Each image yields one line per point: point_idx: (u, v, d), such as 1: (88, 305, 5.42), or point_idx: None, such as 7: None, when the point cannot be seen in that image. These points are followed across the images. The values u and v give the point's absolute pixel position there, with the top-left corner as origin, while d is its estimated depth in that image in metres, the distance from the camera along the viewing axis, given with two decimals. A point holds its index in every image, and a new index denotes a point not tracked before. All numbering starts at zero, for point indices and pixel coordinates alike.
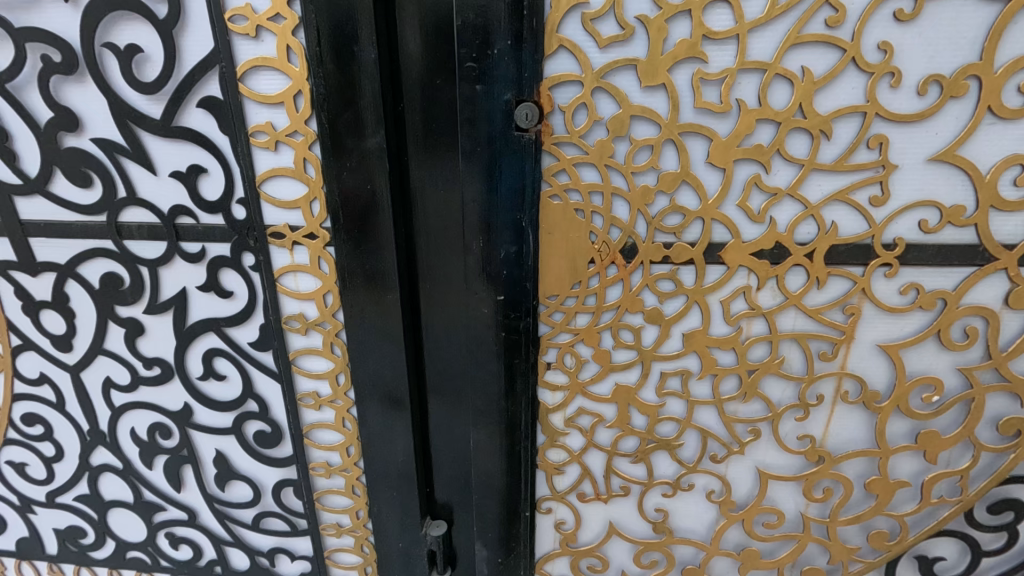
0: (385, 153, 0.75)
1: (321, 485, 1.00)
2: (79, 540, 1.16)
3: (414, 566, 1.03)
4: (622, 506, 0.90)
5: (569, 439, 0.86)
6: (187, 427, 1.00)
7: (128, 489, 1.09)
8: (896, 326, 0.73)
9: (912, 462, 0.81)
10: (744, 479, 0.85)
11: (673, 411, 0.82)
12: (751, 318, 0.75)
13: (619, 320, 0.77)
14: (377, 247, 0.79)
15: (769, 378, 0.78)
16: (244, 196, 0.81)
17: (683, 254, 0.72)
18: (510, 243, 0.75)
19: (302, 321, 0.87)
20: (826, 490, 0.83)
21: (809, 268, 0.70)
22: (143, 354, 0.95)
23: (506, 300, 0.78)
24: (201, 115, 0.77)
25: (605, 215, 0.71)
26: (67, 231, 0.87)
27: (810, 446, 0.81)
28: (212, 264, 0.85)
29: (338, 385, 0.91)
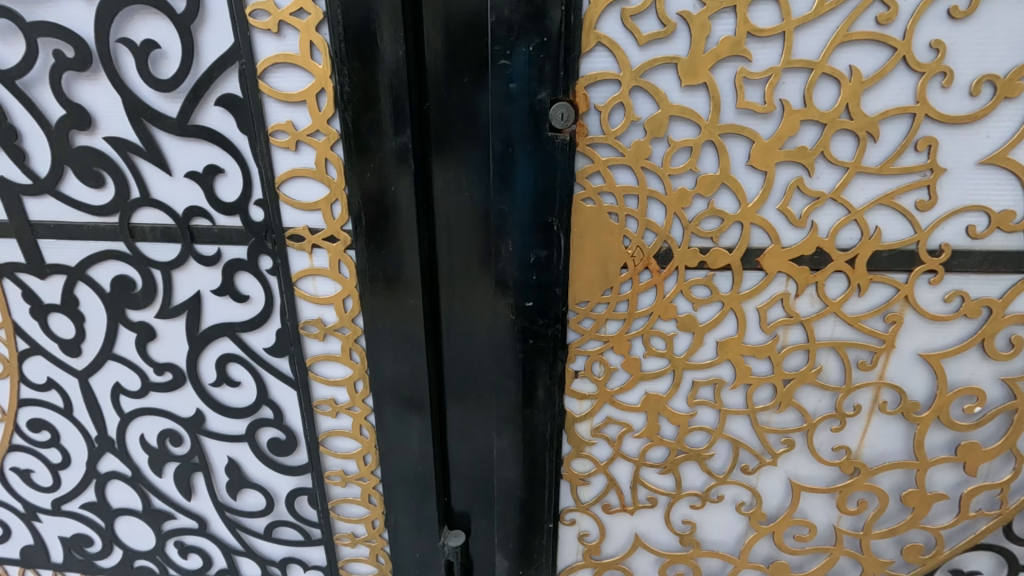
0: (411, 154, 0.72)
1: (336, 494, 0.97)
2: (85, 549, 1.13)
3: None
4: (648, 517, 0.87)
5: (595, 449, 0.84)
6: (199, 434, 0.97)
7: (136, 497, 1.06)
8: (939, 334, 0.71)
9: (950, 474, 0.78)
10: (775, 490, 0.83)
11: (704, 421, 0.80)
12: (789, 325, 0.72)
13: (651, 327, 0.75)
14: (400, 251, 0.77)
15: (805, 388, 0.76)
16: (262, 198, 0.78)
17: (720, 259, 0.69)
18: (539, 248, 0.72)
19: (320, 327, 0.84)
20: (861, 503, 0.81)
21: (850, 274, 0.68)
22: (155, 359, 0.92)
23: (533, 306, 0.76)
24: (219, 113, 0.75)
25: (640, 219, 0.69)
26: (77, 232, 0.84)
27: (845, 457, 0.78)
28: (229, 267, 0.82)
29: (356, 392, 0.88)
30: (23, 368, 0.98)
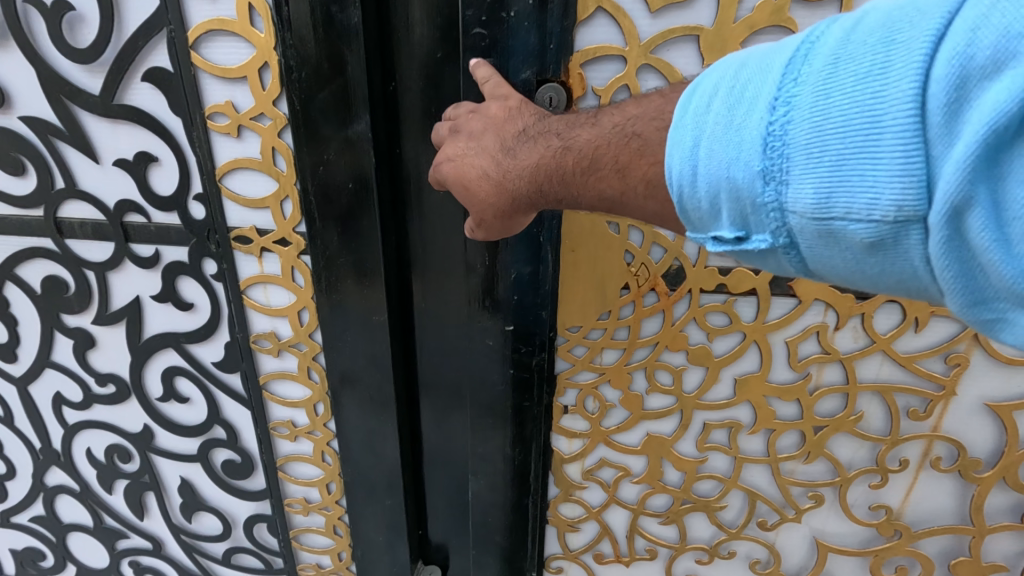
0: (374, 145, 0.60)
1: (299, 523, 0.87)
2: (38, 563, 1.04)
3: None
4: (647, 569, 0.80)
5: (586, 493, 0.76)
6: (148, 451, 0.87)
7: (87, 513, 0.96)
8: (1010, 382, 0.62)
9: (1010, 543, 0.69)
10: (795, 548, 0.76)
11: (716, 468, 0.72)
12: (824, 363, 0.63)
13: (656, 358, 0.66)
14: (365, 258, 0.66)
15: (840, 437, 0.67)
16: (203, 192, 0.66)
17: (743, 282, 0.60)
18: (524, 263, 0.62)
19: (273, 341, 0.73)
20: (899, 569, 0.73)
21: (907, 306, 0.59)
22: (95, 370, 0.82)
23: (515, 330, 0.66)
24: (148, 90, 0.63)
25: (646, 231, 0.59)
26: (2, 227, 0.73)
27: (885, 517, 0.70)
28: (168, 272, 0.71)
29: (316, 415, 0.77)
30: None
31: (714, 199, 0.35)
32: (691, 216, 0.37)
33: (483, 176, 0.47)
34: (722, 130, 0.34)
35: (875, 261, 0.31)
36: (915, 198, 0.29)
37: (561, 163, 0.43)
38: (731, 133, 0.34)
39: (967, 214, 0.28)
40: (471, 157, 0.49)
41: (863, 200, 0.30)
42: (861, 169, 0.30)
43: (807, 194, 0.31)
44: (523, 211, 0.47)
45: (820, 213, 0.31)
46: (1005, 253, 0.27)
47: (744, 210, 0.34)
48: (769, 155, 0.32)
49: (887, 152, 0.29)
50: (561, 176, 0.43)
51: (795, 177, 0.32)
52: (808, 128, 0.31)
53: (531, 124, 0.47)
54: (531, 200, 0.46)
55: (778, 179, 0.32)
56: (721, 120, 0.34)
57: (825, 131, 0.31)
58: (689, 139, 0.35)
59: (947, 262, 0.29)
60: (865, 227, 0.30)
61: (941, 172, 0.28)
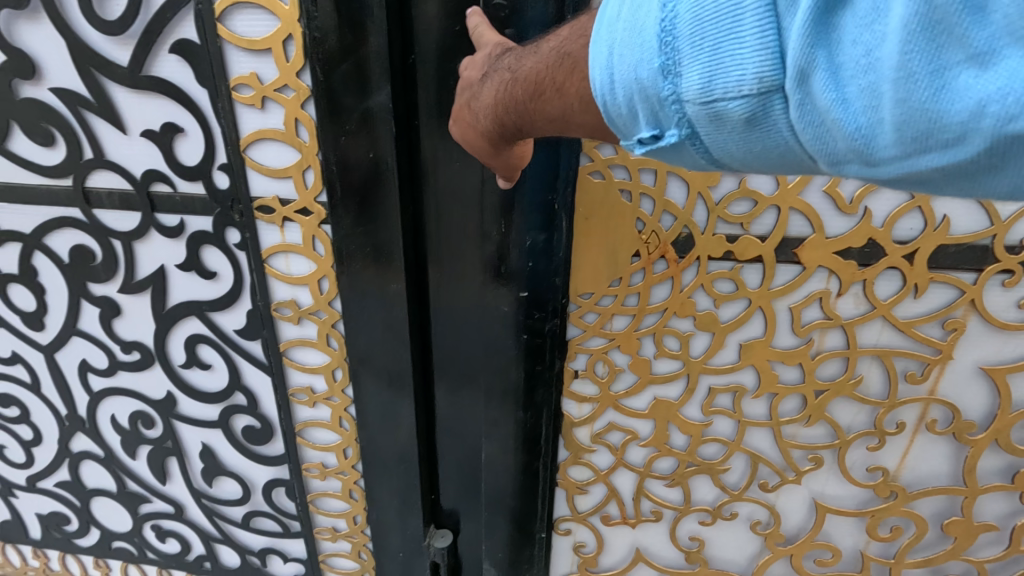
0: (393, 116, 0.62)
1: (316, 487, 0.90)
2: (63, 527, 1.07)
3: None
4: (651, 530, 0.84)
5: (595, 456, 0.80)
6: (171, 417, 0.90)
7: (111, 478, 0.99)
8: (1006, 346, 0.64)
9: (1003, 504, 0.73)
10: (795, 510, 0.79)
11: (719, 432, 0.75)
12: (827, 328, 0.66)
13: (664, 324, 0.69)
14: (383, 243, 0.69)
15: (840, 401, 0.70)
16: (227, 162, 0.68)
17: (750, 249, 0.63)
18: (538, 231, 0.65)
19: (295, 309, 0.75)
20: (894, 529, 0.77)
21: (906, 272, 0.61)
22: (121, 337, 0.84)
23: (529, 297, 0.68)
24: (175, 62, 0.65)
25: (656, 198, 0.62)
26: (31, 197, 0.76)
27: (881, 479, 0.74)
28: (193, 240, 0.73)
29: (335, 381, 0.80)
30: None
31: (630, 102, 0.38)
32: (618, 123, 0.40)
33: (472, 128, 0.53)
34: (629, 34, 0.36)
35: (756, 137, 0.34)
36: (771, 70, 0.31)
37: (512, 94, 0.47)
38: (633, 34, 0.36)
39: (812, 77, 0.30)
40: (463, 108, 0.54)
41: (734, 79, 0.32)
42: (732, 50, 0.32)
43: (693, 81, 0.33)
44: (506, 146, 0.52)
45: (704, 98, 0.33)
46: (848, 109, 0.30)
47: (653, 108, 0.37)
48: (663, 50, 0.34)
49: (749, 29, 0.31)
50: (514, 105, 0.47)
51: (685, 67, 0.34)
52: (689, 18, 0.33)
53: (492, 63, 0.50)
54: (502, 133, 0.50)
55: (673, 72, 0.35)
56: (627, 25, 0.36)
57: (702, 16, 0.32)
58: (605, 49, 0.37)
59: (808, 126, 0.32)
60: (740, 105, 0.33)
61: (790, 42, 0.30)
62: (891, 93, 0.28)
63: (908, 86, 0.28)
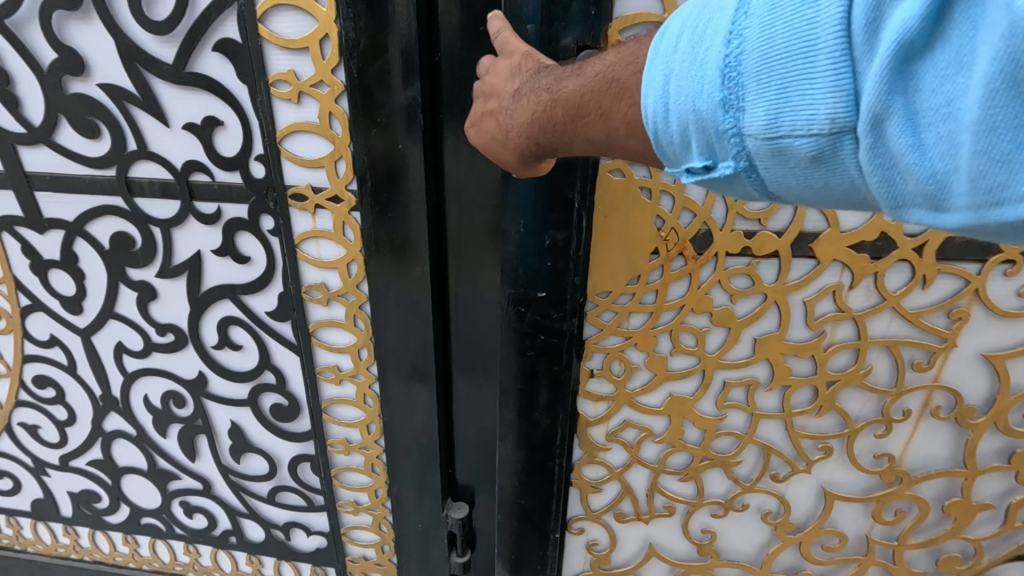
0: (422, 110, 0.66)
1: (339, 462, 0.94)
2: (93, 504, 1.11)
3: (433, 550, 0.98)
4: (664, 525, 0.90)
5: (610, 455, 0.85)
6: (202, 397, 0.94)
7: (141, 456, 1.03)
8: (1004, 334, 0.69)
9: (999, 484, 0.78)
10: (804, 499, 0.84)
11: (733, 425, 0.80)
12: (838, 321, 0.70)
13: (681, 321, 0.73)
14: (403, 240, 0.74)
15: (850, 391, 0.75)
16: (264, 153, 0.72)
17: (767, 244, 0.67)
18: (556, 230, 0.68)
19: (324, 291, 0.79)
20: (898, 513, 0.82)
21: (916, 264, 0.65)
22: (156, 320, 0.89)
23: (548, 297, 0.73)
24: (217, 60, 0.69)
25: (676, 196, 0.65)
26: (75, 186, 0.80)
27: (887, 465, 0.79)
28: (229, 227, 0.78)
29: (361, 360, 0.84)
30: (20, 325, 0.94)
31: (684, 132, 0.40)
32: (667, 151, 0.43)
33: (495, 136, 0.57)
34: (687, 65, 0.39)
35: (820, 173, 0.36)
36: (843, 111, 0.33)
37: (551, 113, 0.51)
38: (692, 65, 0.39)
39: (886, 122, 0.32)
40: (485, 119, 0.58)
41: (804, 118, 0.34)
42: (802, 90, 0.34)
43: (758, 117, 0.36)
44: (533, 162, 0.57)
45: (770, 133, 0.36)
46: (921, 156, 0.32)
47: (711, 139, 0.39)
48: (728, 85, 0.37)
49: (822, 70, 0.33)
50: (552, 126, 0.51)
51: (749, 103, 0.36)
52: (756, 55, 0.35)
53: (526, 80, 0.54)
54: (536, 151, 0.54)
55: (735, 107, 0.37)
56: (687, 56, 0.39)
57: (771, 54, 0.35)
58: (661, 77, 0.40)
59: (877, 169, 0.34)
60: (807, 142, 0.35)
61: (864, 86, 0.32)
62: (970, 144, 0.30)
63: (990, 139, 0.29)
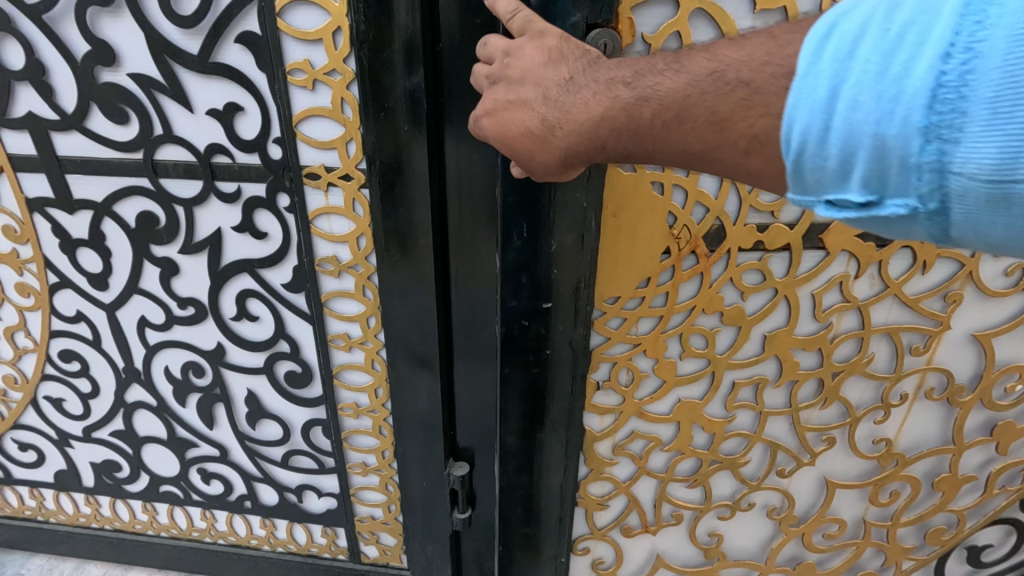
0: (425, 98, 0.64)
1: (348, 426, 0.87)
2: (58, 514, 1.02)
3: (435, 514, 0.91)
4: (671, 534, 0.92)
5: (616, 469, 0.85)
6: (221, 367, 0.85)
7: (108, 452, 0.95)
8: (990, 312, 0.75)
9: (981, 455, 0.86)
10: (806, 491, 0.89)
11: (741, 426, 0.83)
12: (844, 311, 0.74)
13: (692, 323, 0.74)
14: (406, 232, 0.71)
15: (853, 379, 0.80)
16: (280, 136, 0.69)
17: (780, 237, 0.68)
18: (567, 233, 0.68)
19: (335, 264, 0.75)
20: (892, 494, 0.88)
21: (917, 251, 0.69)
22: (177, 295, 0.80)
23: (552, 308, 0.73)
24: (239, 51, 0.66)
25: (690, 189, 0.66)
26: (104, 169, 0.74)
27: (884, 449, 0.85)
28: (248, 205, 0.73)
29: (370, 328, 0.79)
30: (46, 330, 0.85)
31: (847, 158, 0.37)
32: (807, 179, 0.39)
33: (525, 133, 0.52)
34: (871, 80, 0.35)
35: None
36: None
37: (638, 113, 0.46)
38: (881, 84, 0.35)
39: None
40: (508, 109, 0.53)
41: None
42: None
43: (981, 152, 0.33)
44: (571, 169, 0.53)
45: (997, 173, 0.33)
46: None
47: (892, 170, 0.36)
48: (941, 110, 0.33)
49: None
50: (636, 134, 0.46)
51: (969, 135, 0.33)
52: (993, 81, 0.32)
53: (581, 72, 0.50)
54: (602, 155, 0.50)
55: (946, 138, 0.34)
56: (872, 67, 0.35)
57: (1017, 80, 0.31)
58: (826, 88, 0.37)
59: None
60: None
61: None
62: None
63: None
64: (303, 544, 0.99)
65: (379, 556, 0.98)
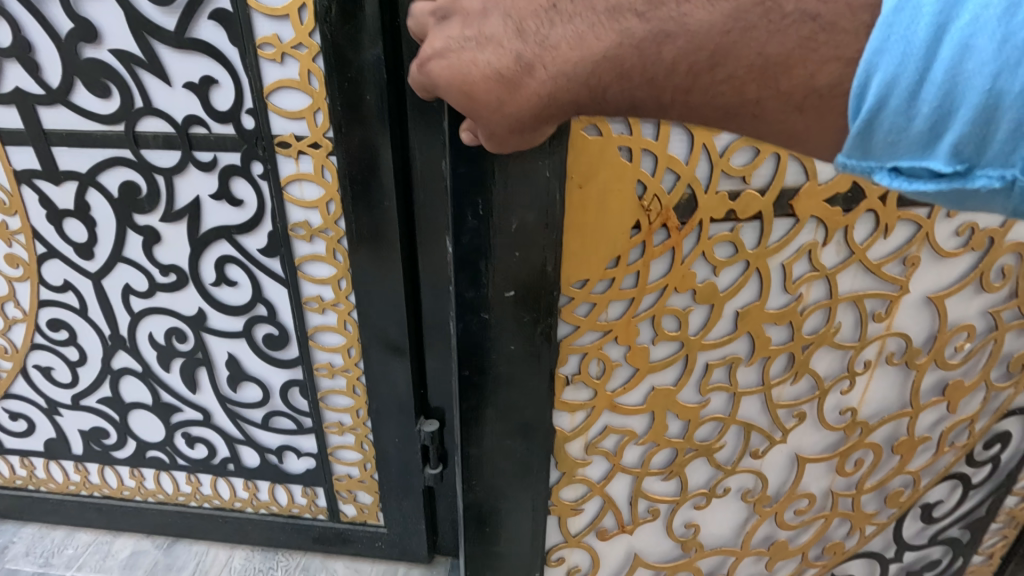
0: (386, 70, 0.65)
1: (324, 386, 0.90)
2: (47, 483, 1.05)
3: (408, 468, 0.94)
4: (648, 530, 0.93)
5: (590, 469, 0.86)
6: (202, 332, 0.88)
7: (95, 420, 0.98)
8: (944, 271, 0.76)
9: (934, 414, 0.89)
10: (777, 471, 0.92)
11: (716, 409, 0.84)
12: (813, 281, 0.74)
13: (664, 304, 0.73)
14: (375, 202, 0.74)
15: (822, 350, 0.81)
16: (252, 107, 0.73)
17: (751, 205, 0.67)
18: (528, 211, 0.65)
19: (306, 229, 0.78)
20: (857, 462, 0.91)
21: (880, 213, 0.70)
22: (159, 262, 0.83)
23: (517, 295, 0.71)
24: (213, 28, 0.69)
25: (660, 153, 0.64)
26: (88, 141, 0.77)
27: (851, 418, 0.86)
28: (224, 173, 0.76)
29: (341, 289, 0.82)
30: (35, 300, 0.88)
31: (937, 118, 0.31)
32: (876, 143, 0.33)
33: (491, 76, 0.43)
34: (994, 16, 0.29)
35: None
36: None
37: (657, 56, 0.38)
38: (1008, 23, 0.29)
39: None
40: (464, 52, 0.44)
41: None
42: None
43: None
44: (539, 125, 0.46)
45: None
46: None
47: (996, 134, 0.30)
48: None
49: None
50: (653, 85, 0.39)
51: None
52: None
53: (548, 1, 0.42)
54: (600, 107, 0.42)
55: None
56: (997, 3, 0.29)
57: None
58: (928, 24, 0.30)
59: None
60: None
61: None
62: None
63: None
64: (284, 505, 1.03)
65: (356, 514, 1.01)
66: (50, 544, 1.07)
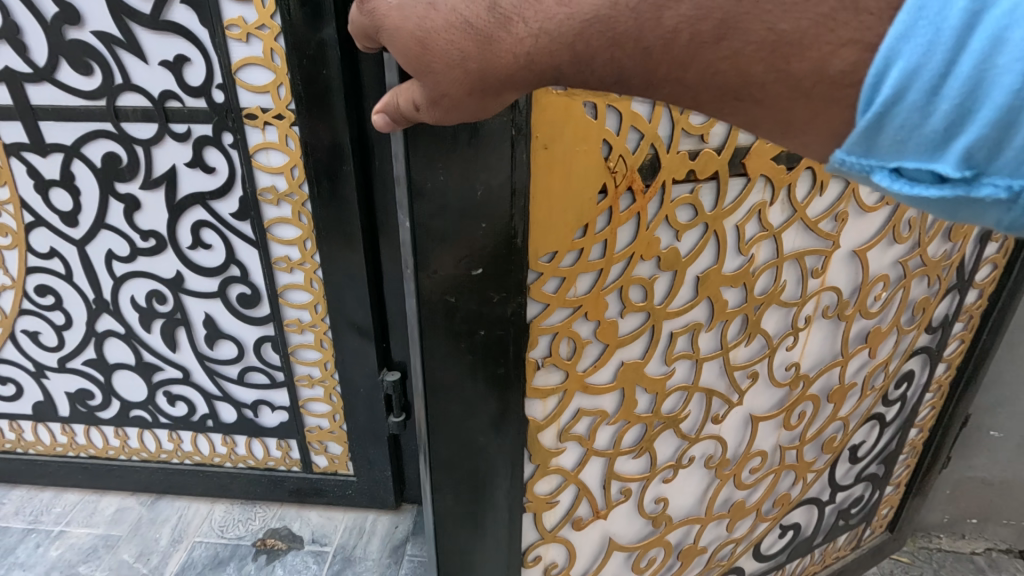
0: (340, 47, 0.72)
1: (294, 341, 0.97)
2: (36, 444, 1.11)
3: (374, 418, 1.02)
4: (620, 514, 0.86)
5: (564, 457, 0.75)
6: (180, 293, 0.94)
7: (80, 381, 1.04)
8: (866, 227, 0.82)
9: (859, 360, 0.96)
10: (734, 432, 0.91)
11: (681, 377, 0.79)
12: (762, 241, 0.72)
13: (632, 273, 0.65)
14: (334, 171, 0.82)
15: (771, 309, 0.80)
16: (222, 82, 0.79)
17: (709, 165, 0.62)
18: (492, 173, 0.56)
19: (274, 194, 0.85)
20: (801, 415, 0.95)
21: (817, 169, 0.71)
22: (139, 228, 0.90)
23: (483, 274, 0.60)
24: (186, 10, 0.75)
25: (624, 108, 0.56)
26: (72, 116, 0.83)
27: (795, 374, 0.89)
28: (198, 143, 0.83)
29: (306, 250, 0.89)
30: (23, 267, 0.94)
31: (954, 118, 0.28)
32: (883, 139, 0.29)
33: (460, 27, 0.37)
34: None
35: None
36: None
37: (656, 23, 0.33)
38: None
39: None
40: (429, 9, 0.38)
41: None
42: None
43: None
44: (497, 91, 0.39)
45: None
46: None
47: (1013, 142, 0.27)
48: None
49: None
50: (647, 55, 0.34)
51: None
52: None
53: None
54: (581, 74, 0.37)
55: None
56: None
57: None
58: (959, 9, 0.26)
59: None
60: None
61: None
62: None
63: None
64: (261, 458, 1.10)
65: (328, 465, 1.09)
66: (38, 504, 1.12)
